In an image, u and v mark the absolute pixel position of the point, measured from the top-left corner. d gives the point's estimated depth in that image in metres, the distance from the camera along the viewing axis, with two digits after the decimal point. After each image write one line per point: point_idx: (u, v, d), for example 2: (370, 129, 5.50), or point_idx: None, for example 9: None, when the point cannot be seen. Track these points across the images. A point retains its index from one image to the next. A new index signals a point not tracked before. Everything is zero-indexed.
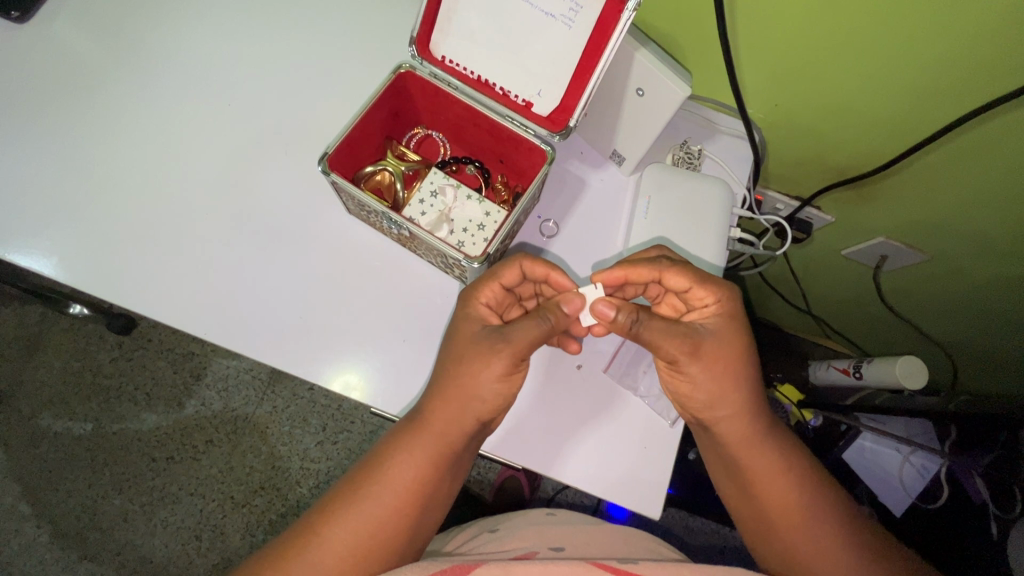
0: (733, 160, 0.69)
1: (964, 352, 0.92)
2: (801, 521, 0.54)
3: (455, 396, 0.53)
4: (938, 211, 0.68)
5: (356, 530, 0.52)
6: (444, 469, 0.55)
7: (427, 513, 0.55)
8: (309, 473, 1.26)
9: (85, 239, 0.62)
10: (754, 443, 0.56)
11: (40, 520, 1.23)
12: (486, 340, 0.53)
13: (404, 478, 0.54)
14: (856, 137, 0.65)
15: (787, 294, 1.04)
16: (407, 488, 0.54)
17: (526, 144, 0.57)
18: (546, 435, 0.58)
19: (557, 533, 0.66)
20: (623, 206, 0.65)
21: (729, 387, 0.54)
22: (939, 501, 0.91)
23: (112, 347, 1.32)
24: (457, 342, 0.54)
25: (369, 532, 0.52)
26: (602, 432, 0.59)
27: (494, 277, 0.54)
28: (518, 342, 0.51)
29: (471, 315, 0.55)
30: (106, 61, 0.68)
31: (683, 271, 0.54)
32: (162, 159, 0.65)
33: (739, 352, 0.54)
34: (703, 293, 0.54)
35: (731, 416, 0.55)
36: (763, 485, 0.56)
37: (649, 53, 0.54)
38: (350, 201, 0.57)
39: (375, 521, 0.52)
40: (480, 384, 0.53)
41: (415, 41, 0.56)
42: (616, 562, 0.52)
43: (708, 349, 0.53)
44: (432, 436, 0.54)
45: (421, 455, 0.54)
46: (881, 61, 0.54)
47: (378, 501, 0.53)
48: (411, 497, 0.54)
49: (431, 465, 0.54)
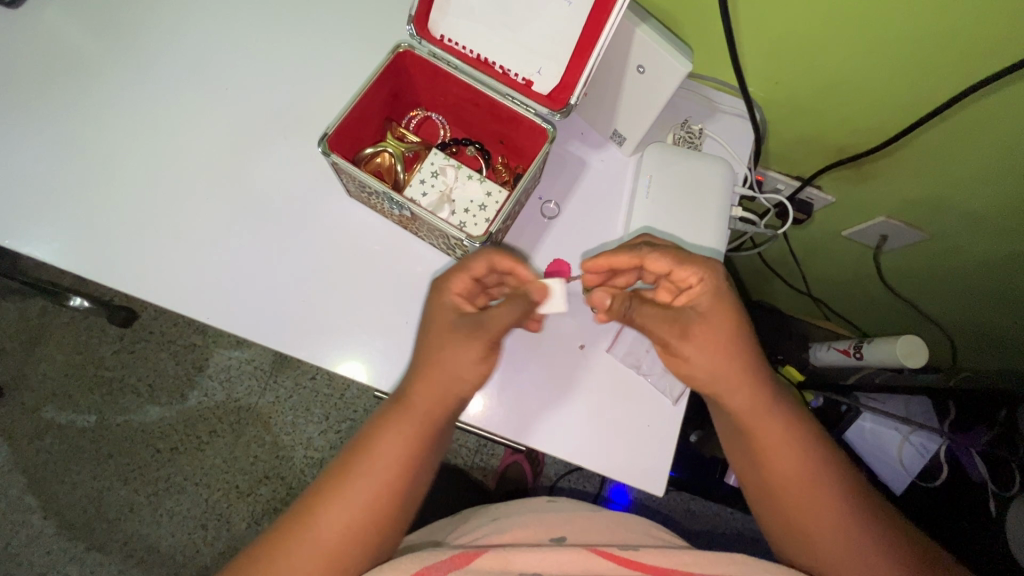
0: (735, 138, 0.68)
1: (965, 331, 0.92)
2: (806, 493, 0.55)
3: (433, 372, 0.53)
4: (938, 189, 0.68)
5: (347, 510, 0.52)
6: (426, 443, 0.55)
7: (413, 486, 0.55)
8: (313, 462, 1.27)
9: (84, 227, 0.62)
10: (760, 413, 0.56)
11: (47, 511, 1.24)
12: (463, 328, 0.52)
13: (391, 455, 0.54)
14: (857, 116, 0.64)
15: (787, 276, 1.04)
16: (393, 464, 0.53)
17: (526, 123, 0.56)
18: (522, 405, 0.59)
19: (559, 521, 0.66)
20: (624, 186, 0.65)
21: (726, 365, 0.54)
22: (939, 479, 0.92)
23: (114, 340, 1.32)
24: (438, 328, 0.54)
25: (359, 511, 0.52)
26: (602, 413, 0.59)
27: (465, 269, 0.53)
28: (498, 329, 0.51)
29: (444, 304, 0.54)
30: (100, 46, 0.67)
31: (662, 254, 0.53)
32: (160, 145, 0.65)
33: (732, 328, 0.54)
34: (678, 270, 0.54)
35: (738, 390, 0.55)
36: (773, 459, 0.56)
37: (649, 29, 0.54)
38: (350, 183, 0.56)
39: (364, 500, 0.52)
40: (483, 366, 0.52)
41: (414, 21, 0.56)
42: (618, 549, 0.54)
43: (699, 331, 0.53)
44: (414, 411, 0.54)
45: (405, 432, 0.54)
46: (880, 37, 0.54)
47: (368, 480, 0.53)
48: (398, 473, 0.54)
49: (415, 440, 0.54)
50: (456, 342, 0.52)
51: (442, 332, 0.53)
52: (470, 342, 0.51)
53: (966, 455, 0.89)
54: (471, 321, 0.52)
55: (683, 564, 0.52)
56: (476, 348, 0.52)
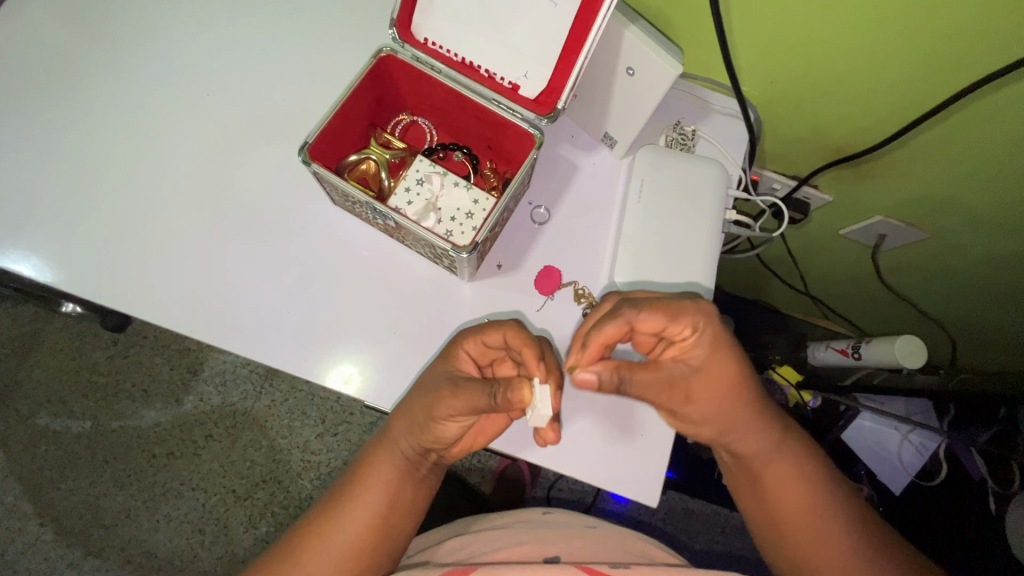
0: (729, 139, 0.67)
1: (964, 329, 0.91)
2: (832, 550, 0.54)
3: (402, 417, 0.55)
4: (937, 188, 0.67)
5: (344, 533, 0.54)
6: (413, 468, 0.57)
7: (399, 513, 0.57)
8: (310, 466, 1.26)
9: (67, 237, 0.60)
10: (784, 476, 0.56)
11: (43, 519, 1.23)
12: (443, 383, 0.52)
13: (379, 482, 0.56)
14: (853, 115, 0.63)
15: (785, 276, 1.02)
16: (380, 492, 0.56)
17: (513, 128, 0.55)
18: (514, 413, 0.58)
19: (553, 537, 0.66)
20: (616, 190, 0.64)
21: (745, 419, 0.54)
22: (935, 479, 0.92)
23: (108, 345, 1.31)
24: (424, 379, 0.54)
25: (349, 540, 0.54)
26: (596, 424, 0.58)
27: (478, 334, 0.52)
28: (463, 398, 0.50)
29: (449, 356, 0.54)
30: (81, 51, 0.66)
31: (653, 311, 0.48)
32: (142, 153, 0.63)
33: (736, 359, 0.51)
34: (673, 325, 0.48)
35: (768, 454, 0.56)
36: (804, 529, 0.55)
37: (638, 30, 0.53)
38: (334, 192, 0.55)
39: (355, 531, 0.55)
40: (458, 397, 0.50)
41: (396, 24, 0.54)
42: (606, 566, 0.56)
43: (697, 387, 0.51)
44: (399, 439, 0.56)
45: (391, 457, 0.57)
46: (877, 35, 0.52)
47: (362, 504, 0.56)
48: (389, 496, 0.56)
49: (402, 466, 0.57)
50: (425, 391, 0.53)
51: (423, 384, 0.54)
52: (440, 396, 0.51)
53: (966, 452, 0.89)
54: (451, 383, 0.51)
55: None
56: (445, 407, 0.51)
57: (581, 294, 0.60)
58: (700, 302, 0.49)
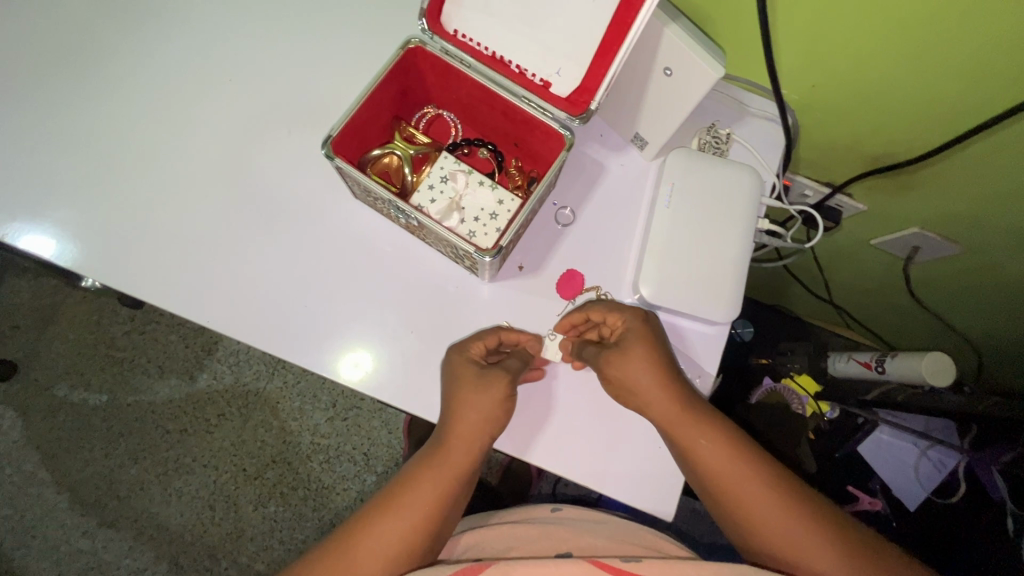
0: (764, 144, 0.64)
1: (992, 347, 0.88)
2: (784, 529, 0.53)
3: (464, 411, 0.54)
4: (979, 203, 0.64)
5: (385, 539, 0.53)
6: (470, 473, 0.56)
7: (454, 507, 0.56)
8: (319, 448, 1.27)
9: (87, 218, 0.60)
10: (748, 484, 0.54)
11: (60, 487, 1.26)
12: (477, 374, 0.53)
13: (437, 481, 0.55)
14: (897, 125, 0.60)
15: (808, 283, 1.00)
16: (438, 492, 0.55)
17: (542, 127, 0.53)
18: (528, 417, 0.57)
19: (560, 534, 0.65)
20: (644, 193, 0.62)
21: (682, 433, 0.53)
22: (954, 497, 0.90)
23: (125, 321, 1.33)
24: (454, 377, 0.54)
25: (406, 538, 0.53)
26: (616, 429, 0.57)
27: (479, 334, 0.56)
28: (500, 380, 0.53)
29: (461, 360, 0.54)
30: (105, 29, 0.65)
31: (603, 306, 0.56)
32: (164, 135, 0.62)
33: (655, 356, 0.54)
34: (608, 318, 0.56)
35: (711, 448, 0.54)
36: (758, 514, 0.53)
37: (679, 29, 0.50)
38: (356, 187, 0.53)
39: (412, 528, 0.54)
40: (494, 387, 0.53)
41: (426, 14, 0.52)
42: (617, 561, 0.55)
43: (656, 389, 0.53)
44: (459, 451, 0.55)
45: (449, 469, 0.55)
46: (928, 42, 0.49)
47: (417, 503, 0.54)
48: (436, 508, 0.55)
49: (463, 466, 0.55)
50: (470, 388, 0.53)
51: (465, 382, 0.53)
52: (486, 385, 0.53)
53: (985, 470, 0.87)
54: (487, 372, 0.53)
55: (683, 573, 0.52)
56: (501, 389, 0.53)
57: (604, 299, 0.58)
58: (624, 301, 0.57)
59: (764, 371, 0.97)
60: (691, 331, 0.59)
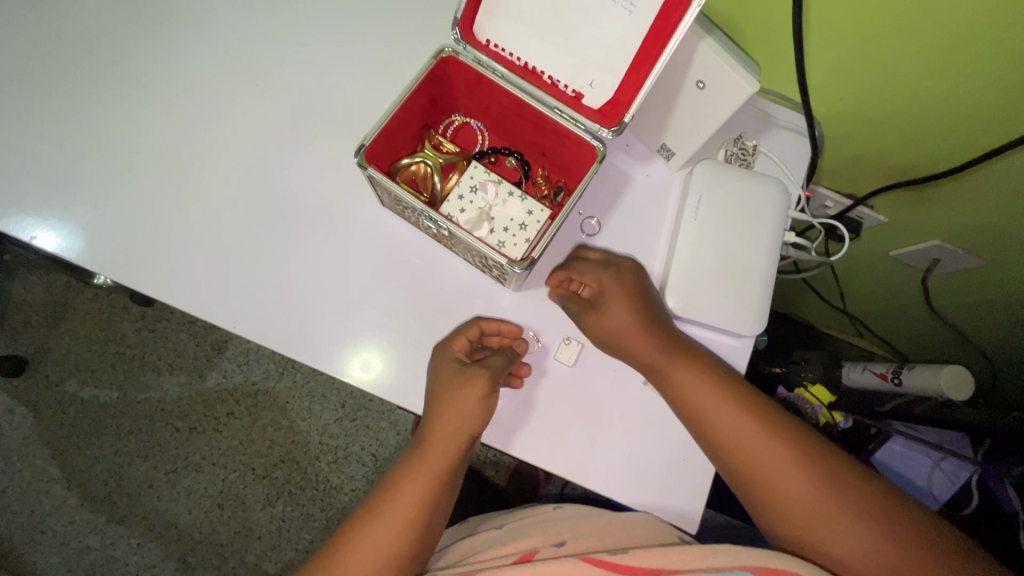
0: (790, 157, 0.64)
1: (1008, 360, 0.88)
2: (809, 502, 0.52)
3: (448, 404, 0.54)
4: (1007, 219, 0.63)
5: (372, 551, 0.52)
6: (453, 477, 0.57)
7: (439, 513, 0.56)
8: (327, 448, 1.28)
9: (111, 220, 0.60)
10: (780, 466, 0.53)
11: (69, 483, 1.26)
12: (460, 370, 0.55)
13: (420, 486, 0.55)
14: (922, 140, 0.60)
15: (823, 292, 0.99)
16: (422, 496, 0.55)
17: (573, 138, 0.53)
18: (551, 424, 0.58)
19: (558, 530, 0.63)
20: (670, 204, 0.61)
21: (704, 401, 0.55)
22: (968, 509, 0.89)
23: (136, 318, 1.33)
24: (436, 375, 0.56)
25: (392, 547, 0.53)
26: (622, 438, 0.58)
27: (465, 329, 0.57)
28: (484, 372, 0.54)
29: (444, 357, 0.56)
30: (128, 30, 0.65)
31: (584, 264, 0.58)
32: (187, 138, 0.63)
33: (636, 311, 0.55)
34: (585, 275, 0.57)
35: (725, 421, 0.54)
36: (781, 488, 0.53)
37: (713, 43, 0.50)
38: (385, 195, 0.53)
39: (397, 534, 0.53)
40: (471, 384, 0.54)
41: (459, 24, 0.52)
42: (608, 554, 0.53)
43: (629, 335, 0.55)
44: (438, 448, 0.56)
45: (431, 470, 0.55)
46: (964, 58, 0.49)
47: (402, 508, 0.54)
48: (424, 508, 0.54)
49: (444, 469, 0.56)
50: (452, 384, 0.54)
51: (443, 379, 0.55)
52: (463, 382, 0.54)
53: (998, 483, 0.86)
54: (468, 368, 0.54)
55: (678, 561, 0.51)
56: (480, 388, 0.54)
57: None
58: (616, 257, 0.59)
59: (777, 380, 0.97)
60: (716, 343, 0.60)
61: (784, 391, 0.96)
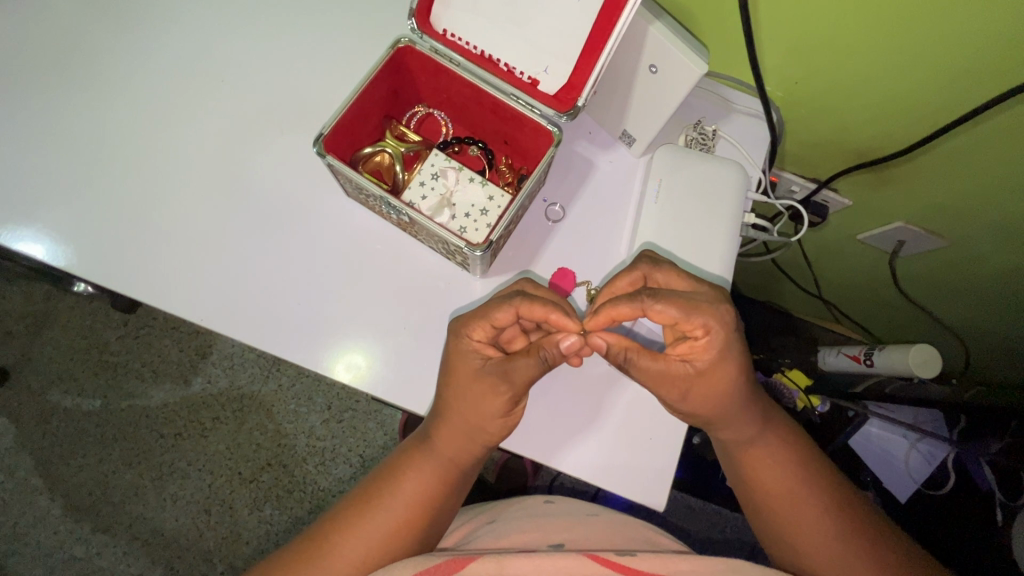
0: (749, 141, 0.66)
1: (976, 337, 0.90)
2: (814, 523, 0.55)
3: (460, 413, 0.54)
4: (961, 196, 0.65)
5: (365, 541, 0.54)
6: (456, 479, 0.58)
7: (437, 511, 0.57)
8: (315, 451, 1.27)
9: (79, 219, 0.60)
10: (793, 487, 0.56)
11: (53, 493, 1.25)
12: (490, 373, 0.52)
13: (421, 485, 0.56)
14: (875, 121, 0.62)
15: (798, 279, 1.01)
16: (421, 493, 0.56)
17: (530, 124, 0.54)
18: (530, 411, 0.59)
19: (556, 527, 0.65)
20: (632, 190, 0.63)
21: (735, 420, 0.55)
22: (944, 488, 0.89)
23: (118, 325, 1.33)
24: (452, 369, 0.54)
25: (386, 536, 0.54)
26: (593, 421, 0.59)
27: (487, 316, 0.52)
28: (518, 385, 0.51)
29: (464, 349, 0.53)
30: (96, 33, 0.65)
31: (671, 303, 0.49)
32: (155, 137, 0.63)
33: (718, 372, 0.51)
34: (689, 323, 0.49)
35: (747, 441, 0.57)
36: (792, 508, 0.55)
37: (663, 27, 0.51)
38: (348, 184, 0.54)
39: (392, 527, 0.55)
40: (492, 401, 0.52)
41: (415, 14, 0.53)
42: (614, 554, 0.54)
43: (698, 388, 0.52)
44: (443, 451, 0.57)
45: (433, 469, 0.57)
46: (906, 37, 0.51)
47: (399, 502, 0.55)
48: (422, 504, 0.56)
49: (444, 469, 0.57)
50: (468, 386, 0.53)
51: (459, 378, 0.53)
52: (489, 393, 0.52)
53: (975, 464, 0.87)
54: (492, 371, 0.52)
55: (678, 567, 0.52)
56: (496, 399, 0.52)
57: (592, 293, 0.59)
58: (718, 304, 0.50)
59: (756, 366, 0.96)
60: None
61: (761, 374, 0.95)
